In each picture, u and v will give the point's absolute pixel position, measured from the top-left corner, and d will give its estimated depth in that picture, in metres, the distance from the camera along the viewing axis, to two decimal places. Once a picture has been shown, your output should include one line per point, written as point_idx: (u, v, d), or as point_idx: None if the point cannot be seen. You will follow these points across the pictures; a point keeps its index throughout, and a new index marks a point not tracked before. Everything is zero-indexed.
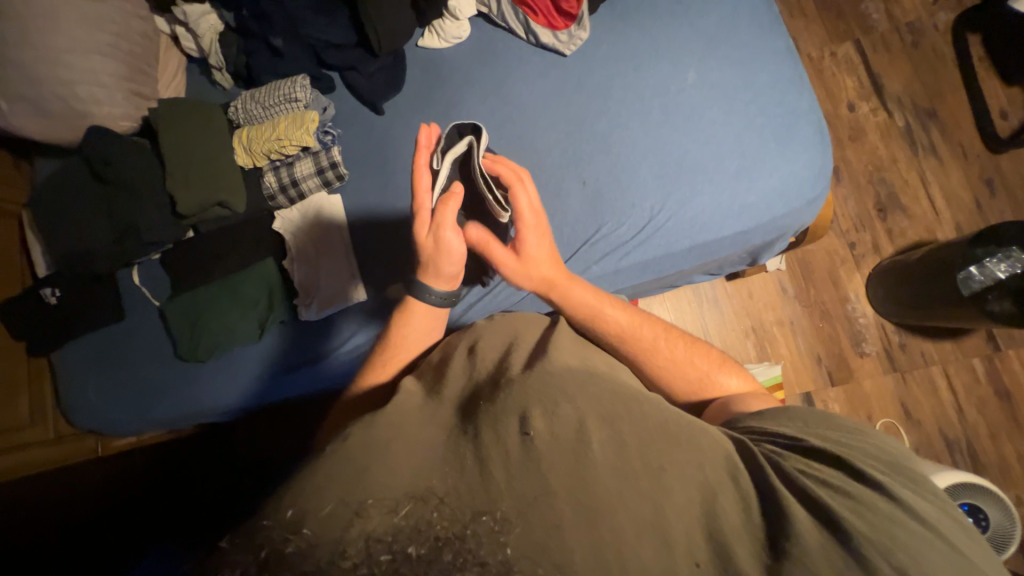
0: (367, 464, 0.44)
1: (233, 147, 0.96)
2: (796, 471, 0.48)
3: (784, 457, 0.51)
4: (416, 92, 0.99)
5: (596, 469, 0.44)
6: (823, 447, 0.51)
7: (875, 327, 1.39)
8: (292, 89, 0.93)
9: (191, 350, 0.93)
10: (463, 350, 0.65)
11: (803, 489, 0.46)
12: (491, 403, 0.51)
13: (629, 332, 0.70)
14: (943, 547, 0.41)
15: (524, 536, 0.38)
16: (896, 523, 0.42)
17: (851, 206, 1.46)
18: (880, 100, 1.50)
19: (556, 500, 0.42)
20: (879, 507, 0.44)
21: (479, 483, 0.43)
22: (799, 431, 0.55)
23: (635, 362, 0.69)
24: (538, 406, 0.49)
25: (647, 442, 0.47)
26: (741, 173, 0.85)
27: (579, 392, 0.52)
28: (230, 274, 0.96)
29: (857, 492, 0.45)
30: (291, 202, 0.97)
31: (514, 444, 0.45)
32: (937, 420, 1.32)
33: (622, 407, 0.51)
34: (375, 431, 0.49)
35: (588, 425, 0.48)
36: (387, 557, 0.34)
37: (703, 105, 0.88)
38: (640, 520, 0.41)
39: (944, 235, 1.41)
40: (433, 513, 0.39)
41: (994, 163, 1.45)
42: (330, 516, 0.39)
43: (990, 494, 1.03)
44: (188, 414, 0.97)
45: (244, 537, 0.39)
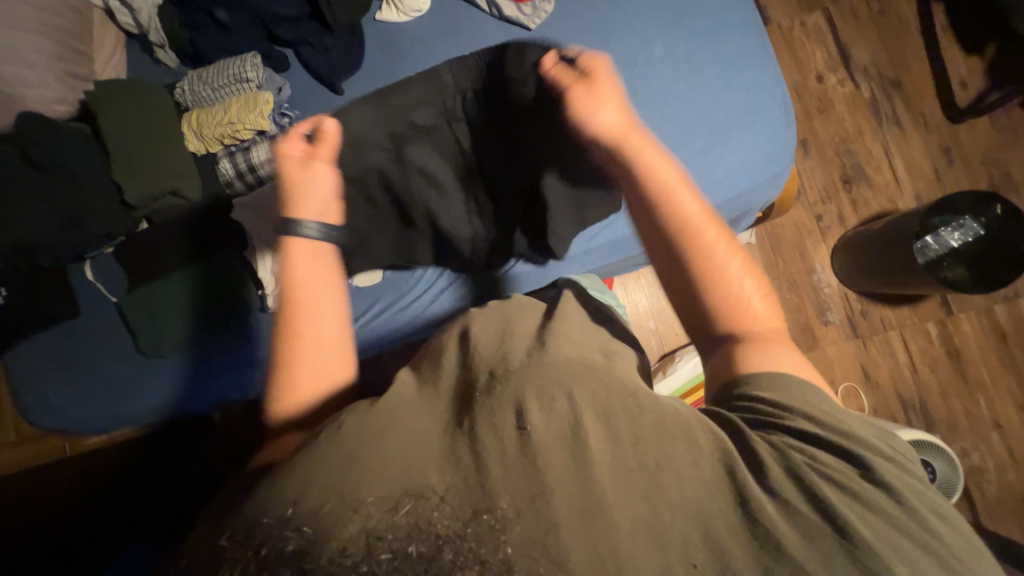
0: (358, 456, 0.46)
1: (182, 132, 0.91)
2: (803, 465, 0.46)
3: (790, 447, 0.48)
4: (377, 70, 0.95)
5: (594, 467, 0.45)
6: (821, 431, 0.49)
7: (838, 296, 1.44)
8: (242, 68, 0.88)
9: (156, 346, 0.90)
10: (456, 338, 0.62)
11: (802, 482, 0.45)
12: (488, 394, 0.51)
13: (688, 224, 0.62)
14: (931, 545, 0.43)
15: (524, 533, 0.40)
16: (886, 518, 0.44)
17: (818, 178, 1.49)
18: (848, 70, 1.51)
19: (551, 496, 0.43)
20: (873, 502, 0.44)
21: (477, 478, 0.44)
22: (796, 405, 0.51)
23: (676, 261, 0.62)
24: (536, 399, 0.50)
25: (641, 436, 0.48)
26: (707, 150, 0.85)
27: (581, 386, 0.52)
28: (192, 265, 0.91)
29: (862, 491, 0.45)
30: (249, 189, 0.94)
31: (510, 438, 0.46)
32: (894, 380, 1.40)
33: (616, 399, 0.51)
34: (371, 424, 0.49)
35: (581, 410, 0.49)
36: (387, 556, 0.36)
37: (670, 80, 0.87)
38: (635, 519, 0.43)
39: (905, 204, 1.46)
40: (434, 511, 0.40)
41: (954, 132, 1.49)
42: (328, 511, 0.41)
43: (938, 449, 1.11)
44: (162, 411, 0.94)
45: (246, 532, 0.40)
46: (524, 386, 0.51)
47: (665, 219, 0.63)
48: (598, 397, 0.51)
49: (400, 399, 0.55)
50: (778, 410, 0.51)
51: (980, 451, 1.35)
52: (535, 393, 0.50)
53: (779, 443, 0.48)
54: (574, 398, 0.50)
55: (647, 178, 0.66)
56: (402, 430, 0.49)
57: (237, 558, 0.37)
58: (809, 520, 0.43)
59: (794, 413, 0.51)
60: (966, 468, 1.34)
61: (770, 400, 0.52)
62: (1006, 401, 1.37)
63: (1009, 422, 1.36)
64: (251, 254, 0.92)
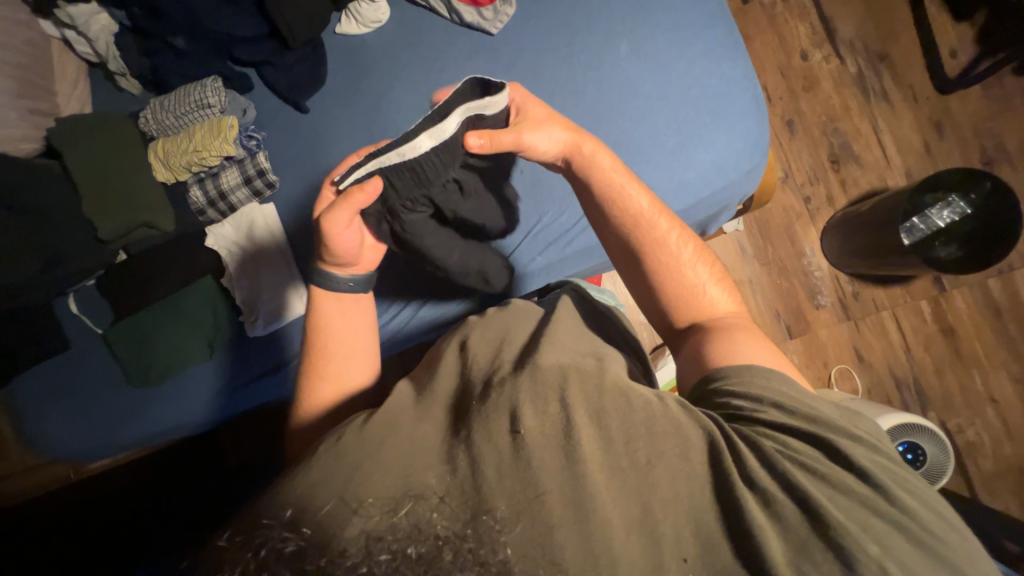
0: (359, 461, 0.46)
1: (150, 164, 0.91)
2: (774, 453, 0.47)
3: (761, 436, 0.49)
4: (341, 85, 0.94)
5: (588, 467, 0.44)
6: (788, 420, 0.50)
7: (829, 279, 1.43)
8: (203, 94, 0.87)
9: (142, 374, 0.91)
10: (456, 346, 0.62)
11: (781, 474, 0.46)
12: (483, 401, 0.50)
13: (642, 219, 0.68)
14: (904, 527, 0.44)
15: (522, 534, 0.41)
16: (859, 503, 0.45)
17: (806, 159, 1.46)
18: (833, 45, 1.47)
19: (546, 499, 0.42)
20: (848, 489, 0.46)
21: (472, 483, 0.43)
22: (764, 393, 0.53)
23: (632, 254, 0.69)
24: (530, 404, 0.47)
25: (632, 435, 0.47)
26: (678, 150, 0.84)
27: (576, 387, 0.49)
28: (172, 292, 0.92)
29: (837, 479, 0.46)
30: (222, 216, 0.94)
31: (504, 445, 0.45)
32: (888, 360, 1.39)
33: (608, 398, 0.48)
34: (368, 431, 0.49)
35: (573, 410, 0.47)
36: (387, 556, 0.37)
37: (637, 79, 0.85)
38: (627, 515, 0.43)
39: (895, 181, 1.43)
40: (432, 513, 0.41)
41: (943, 103, 1.45)
42: (329, 514, 0.41)
43: (928, 432, 1.11)
44: (160, 434, 0.95)
45: (246, 535, 0.40)
46: (520, 389, 0.48)
47: (617, 217, 0.69)
48: (589, 396, 0.49)
49: (398, 408, 0.53)
50: (747, 400, 0.53)
51: (975, 427, 1.35)
52: (528, 396, 0.48)
53: (753, 434, 0.49)
54: (567, 399, 0.48)
55: (596, 174, 0.70)
56: (401, 435, 0.49)
57: (238, 559, 0.37)
58: (787, 510, 0.44)
59: (763, 404, 0.52)
60: (961, 443, 1.34)
61: (739, 391, 0.54)
62: (1001, 376, 1.37)
63: (1004, 396, 1.36)
64: (228, 281, 0.91)
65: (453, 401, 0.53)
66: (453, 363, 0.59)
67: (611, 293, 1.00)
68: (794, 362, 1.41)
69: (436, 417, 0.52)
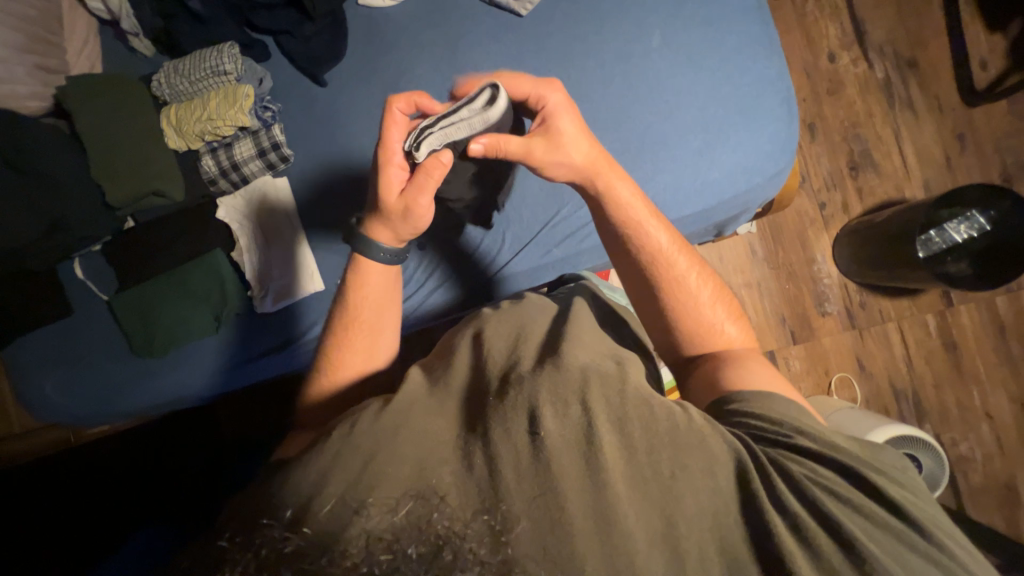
0: (373, 451, 0.45)
1: (161, 129, 0.89)
2: (805, 480, 0.47)
3: (790, 462, 0.49)
4: (361, 59, 0.91)
5: (609, 475, 0.44)
6: (812, 445, 0.51)
7: (837, 287, 1.42)
8: (219, 60, 0.85)
9: (146, 345, 0.89)
10: (467, 340, 0.60)
11: (807, 497, 0.46)
12: (500, 398, 0.48)
13: (661, 255, 0.67)
14: (917, 545, 0.45)
15: (532, 541, 0.40)
16: (880, 526, 0.46)
17: (824, 164, 1.44)
18: (861, 49, 1.43)
19: (564, 503, 0.42)
20: (871, 514, 0.46)
21: (489, 482, 0.43)
22: (789, 419, 0.53)
23: (641, 285, 0.68)
24: (550, 406, 0.46)
25: (656, 444, 0.46)
26: (703, 149, 0.83)
27: (596, 389, 0.48)
28: (177, 266, 0.90)
29: (861, 503, 0.47)
30: (234, 188, 0.92)
31: (523, 445, 0.44)
32: (888, 371, 1.40)
33: (632, 405, 0.48)
34: (379, 421, 0.48)
35: (595, 415, 0.46)
36: (387, 556, 0.34)
37: (667, 72, 0.84)
38: (650, 529, 0.43)
39: (912, 192, 1.41)
40: (434, 514, 0.39)
41: (968, 116, 1.42)
42: (331, 514, 0.39)
43: (924, 443, 1.13)
44: (161, 403, 0.93)
45: (246, 534, 0.37)
46: (540, 388, 0.48)
47: (636, 249, 0.67)
48: (611, 399, 0.48)
49: (413, 395, 0.52)
50: (770, 422, 0.53)
51: (968, 441, 1.36)
52: (548, 397, 0.47)
53: (779, 457, 0.49)
54: (589, 404, 0.47)
55: (619, 200, 0.68)
56: (414, 426, 0.48)
57: (238, 558, 0.34)
58: (818, 535, 0.44)
59: (784, 426, 0.53)
60: (954, 457, 1.36)
61: (763, 415, 0.54)
62: (999, 393, 1.38)
63: (1000, 413, 1.37)
64: (236, 253, 0.90)
65: (464, 396, 0.52)
66: (464, 354, 0.57)
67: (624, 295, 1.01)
68: (796, 367, 1.41)
69: (447, 409, 0.50)
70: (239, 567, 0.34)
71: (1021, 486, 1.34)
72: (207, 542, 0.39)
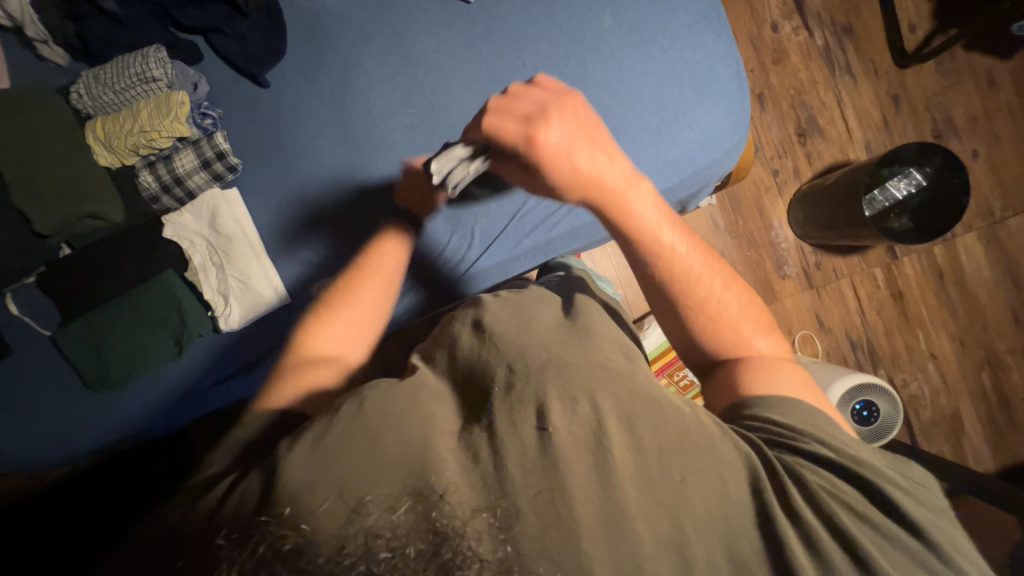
0: (379, 432, 0.45)
1: (89, 146, 0.82)
2: (817, 488, 0.49)
3: (807, 470, 0.50)
4: (303, 54, 0.86)
5: (620, 478, 0.44)
6: (831, 456, 0.51)
7: (794, 249, 1.49)
8: (145, 65, 0.78)
9: (101, 376, 0.83)
10: (469, 325, 0.59)
11: (818, 505, 0.48)
12: (507, 390, 0.48)
13: (682, 272, 0.66)
14: (926, 561, 0.46)
15: (539, 538, 0.39)
16: (891, 540, 0.47)
17: (775, 133, 1.49)
18: (801, 17, 1.48)
19: (573, 501, 0.42)
20: (884, 528, 0.47)
21: (494, 477, 0.42)
22: (810, 429, 0.53)
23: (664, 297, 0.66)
24: (558, 401, 0.46)
25: (665, 444, 0.47)
26: (662, 128, 0.84)
27: (606, 388, 0.49)
28: (127, 290, 0.83)
29: (871, 514, 0.48)
30: (178, 203, 0.86)
31: (531, 438, 0.44)
32: (845, 324, 1.49)
33: (643, 407, 0.49)
34: (383, 409, 0.47)
35: (605, 417, 0.47)
36: (386, 554, 0.33)
37: (620, 52, 0.84)
38: (656, 530, 0.43)
39: (856, 154, 1.49)
40: (433, 510, 0.37)
41: (901, 78, 1.50)
42: (329, 510, 0.39)
43: (879, 389, 1.22)
44: (123, 434, 0.87)
45: (244, 532, 0.37)
46: (547, 382, 0.48)
47: (653, 266, 0.66)
48: (621, 400, 0.49)
49: (423, 381, 0.52)
50: (790, 430, 0.54)
51: (917, 381, 1.48)
52: (558, 392, 0.47)
53: (797, 468, 0.50)
54: (599, 401, 0.47)
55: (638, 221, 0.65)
56: (418, 418, 0.47)
57: (235, 558, 0.34)
58: (826, 541, 0.46)
59: (806, 436, 0.53)
60: (906, 397, 1.47)
61: (783, 422, 0.54)
62: (941, 335, 1.49)
63: (943, 352, 1.49)
64: (191, 275, 0.85)
65: (457, 399, 0.51)
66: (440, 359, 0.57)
67: (607, 281, 1.04)
68: None
69: (445, 400, 0.51)
70: (238, 566, 0.33)
71: (964, 417, 1.47)
72: (201, 546, 0.39)
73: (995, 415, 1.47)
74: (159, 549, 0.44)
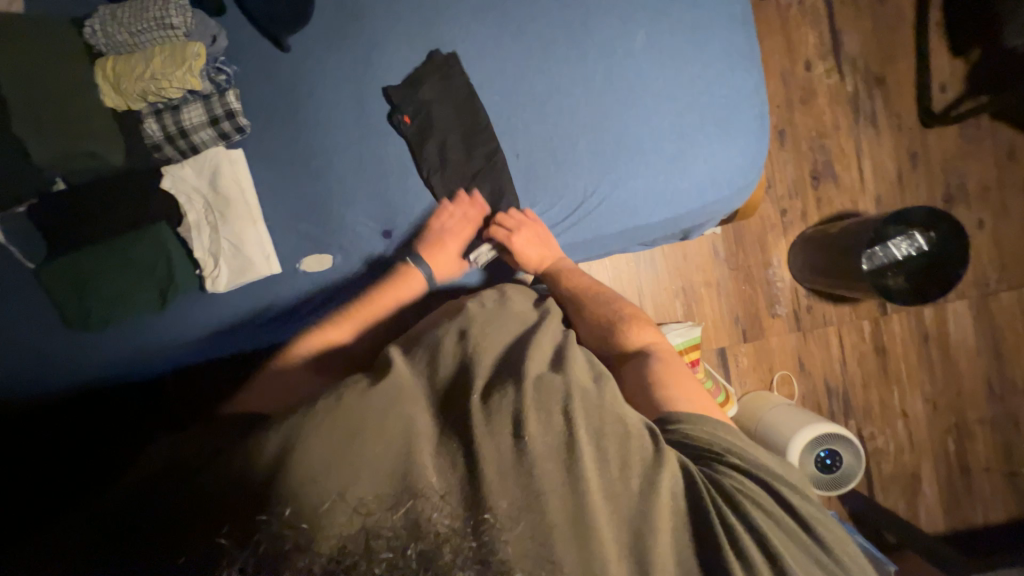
0: (358, 425, 0.42)
1: (97, 83, 0.81)
2: (737, 495, 0.48)
3: (722, 475, 0.50)
4: (330, 26, 0.86)
5: (590, 493, 0.43)
6: (747, 467, 0.52)
7: (789, 290, 1.50)
8: (164, 11, 0.78)
9: (81, 317, 0.82)
10: (453, 334, 0.58)
11: (739, 511, 0.47)
12: (485, 402, 0.46)
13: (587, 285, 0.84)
14: (822, 559, 0.47)
15: (518, 543, 0.39)
16: (794, 539, 0.47)
17: (790, 171, 1.48)
18: (836, 60, 1.47)
19: (545, 511, 0.41)
20: (788, 527, 0.48)
21: (469, 480, 0.41)
22: (722, 440, 0.55)
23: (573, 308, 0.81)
24: (535, 412, 0.46)
25: (628, 461, 0.46)
26: (677, 156, 0.87)
27: (579, 404, 0.48)
28: (116, 236, 0.82)
29: (783, 523, 0.48)
30: (181, 155, 0.85)
31: (506, 446, 0.43)
32: (824, 371, 1.51)
33: (613, 425, 0.48)
34: (366, 403, 0.45)
35: (575, 425, 0.46)
36: (387, 554, 0.36)
37: (648, 72, 0.86)
38: (622, 547, 0.42)
39: (865, 205, 1.49)
40: (433, 511, 0.39)
41: (923, 136, 1.50)
42: (329, 509, 0.38)
43: (846, 440, 1.24)
44: (96, 378, 0.87)
45: (243, 532, 0.37)
46: (524, 395, 0.47)
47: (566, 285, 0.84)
48: (590, 416, 0.48)
49: (399, 382, 0.49)
50: (706, 441, 0.54)
51: (884, 436, 1.51)
52: (533, 403, 0.46)
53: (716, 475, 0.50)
54: (572, 415, 0.46)
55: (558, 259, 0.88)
56: (400, 409, 0.45)
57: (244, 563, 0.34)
58: (756, 559, 0.44)
59: (724, 447, 0.54)
60: (871, 449, 1.50)
61: (705, 432, 0.55)
62: (916, 395, 1.51)
63: (914, 412, 1.51)
64: (184, 231, 0.84)
65: (430, 397, 0.49)
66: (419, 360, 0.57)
67: None
68: (743, 363, 1.49)
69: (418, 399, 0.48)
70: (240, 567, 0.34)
71: (923, 477, 1.50)
72: (191, 537, 0.37)
73: (954, 479, 1.50)
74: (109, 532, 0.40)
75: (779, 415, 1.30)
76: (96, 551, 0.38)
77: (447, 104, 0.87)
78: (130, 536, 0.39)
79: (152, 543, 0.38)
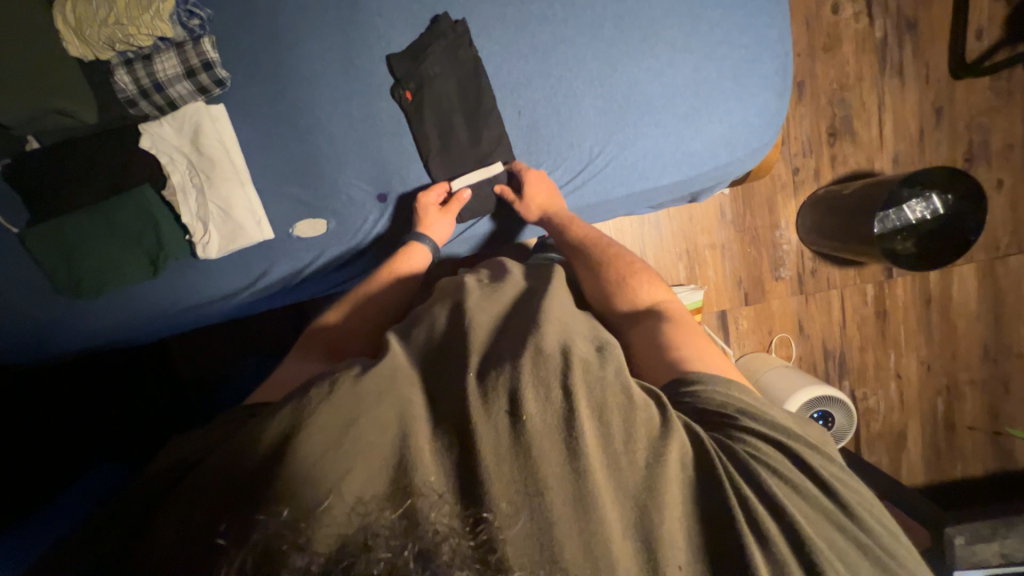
0: (355, 415, 0.43)
1: (58, 30, 0.74)
2: (749, 459, 0.47)
3: (734, 441, 0.49)
4: None
5: (595, 475, 0.42)
6: (758, 426, 0.51)
7: (794, 253, 1.47)
8: None
9: (70, 285, 0.79)
10: (446, 311, 0.59)
11: (754, 477, 0.46)
12: (481, 380, 0.46)
13: (604, 246, 0.81)
14: (843, 525, 0.46)
15: (522, 530, 0.39)
16: (813, 504, 0.46)
17: (805, 128, 1.41)
18: (866, 2, 1.35)
19: (547, 494, 0.40)
20: (807, 492, 0.47)
21: (471, 467, 0.41)
22: (731, 399, 0.53)
23: (590, 268, 0.78)
24: (532, 389, 0.45)
25: (632, 433, 0.45)
26: (689, 115, 0.87)
27: (580, 376, 0.47)
28: (99, 199, 0.78)
29: (799, 482, 0.47)
30: (158, 111, 0.79)
31: (503, 428, 0.43)
32: (823, 334, 1.51)
33: (614, 398, 0.46)
34: (362, 390, 0.45)
35: (575, 399, 0.45)
36: (387, 554, 0.34)
37: (662, 23, 0.85)
38: (628, 527, 0.42)
39: (881, 165, 1.43)
40: (431, 512, 0.38)
41: (951, 89, 1.40)
42: (327, 509, 0.37)
43: (840, 402, 1.26)
44: (102, 344, 0.87)
45: (244, 526, 0.37)
46: (522, 372, 0.46)
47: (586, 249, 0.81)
48: (592, 390, 0.46)
49: (396, 362, 0.50)
50: (715, 403, 0.53)
51: (876, 396, 1.54)
52: (531, 380, 0.45)
53: (726, 439, 0.49)
54: (571, 388, 0.45)
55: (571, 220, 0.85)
56: (398, 395, 0.45)
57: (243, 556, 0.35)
58: (773, 530, 0.43)
59: (733, 408, 0.52)
60: (861, 409, 1.54)
61: (714, 395, 0.53)
62: (911, 357, 1.53)
63: (908, 374, 1.54)
64: (170, 195, 0.80)
65: (422, 379, 0.49)
66: (419, 336, 0.56)
67: None
68: (743, 326, 1.49)
69: (410, 377, 0.48)
70: (238, 562, 0.35)
71: (909, 435, 1.55)
72: (196, 529, 0.39)
73: (939, 438, 1.55)
74: (135, 510, 0.44)
75: (777, 377, 1.32)
76: (121, 550, 0.42)
77: (455, 56, 0.84)
78: (143, 547, 0.41)
79: (162, 527, 0.41)
